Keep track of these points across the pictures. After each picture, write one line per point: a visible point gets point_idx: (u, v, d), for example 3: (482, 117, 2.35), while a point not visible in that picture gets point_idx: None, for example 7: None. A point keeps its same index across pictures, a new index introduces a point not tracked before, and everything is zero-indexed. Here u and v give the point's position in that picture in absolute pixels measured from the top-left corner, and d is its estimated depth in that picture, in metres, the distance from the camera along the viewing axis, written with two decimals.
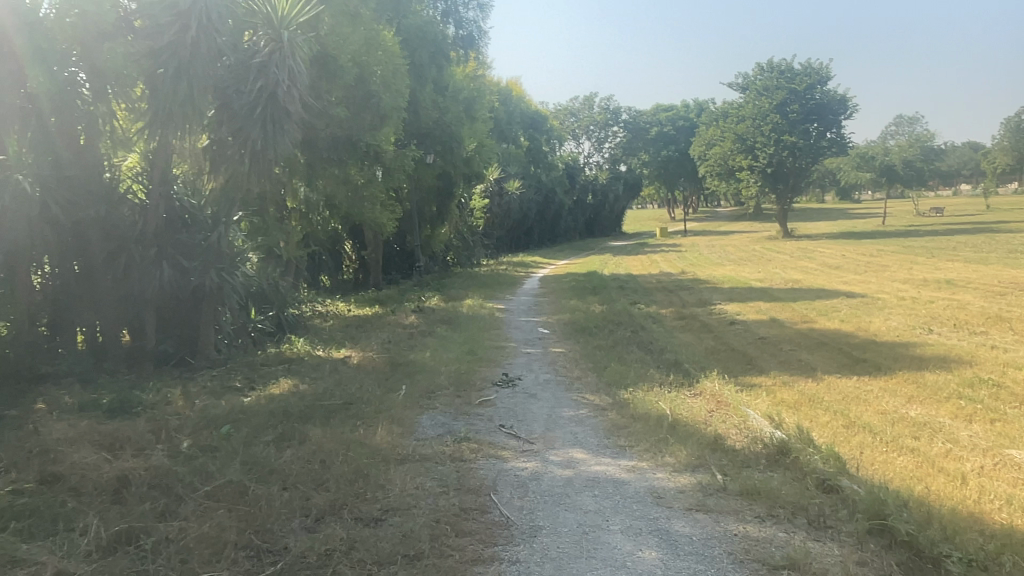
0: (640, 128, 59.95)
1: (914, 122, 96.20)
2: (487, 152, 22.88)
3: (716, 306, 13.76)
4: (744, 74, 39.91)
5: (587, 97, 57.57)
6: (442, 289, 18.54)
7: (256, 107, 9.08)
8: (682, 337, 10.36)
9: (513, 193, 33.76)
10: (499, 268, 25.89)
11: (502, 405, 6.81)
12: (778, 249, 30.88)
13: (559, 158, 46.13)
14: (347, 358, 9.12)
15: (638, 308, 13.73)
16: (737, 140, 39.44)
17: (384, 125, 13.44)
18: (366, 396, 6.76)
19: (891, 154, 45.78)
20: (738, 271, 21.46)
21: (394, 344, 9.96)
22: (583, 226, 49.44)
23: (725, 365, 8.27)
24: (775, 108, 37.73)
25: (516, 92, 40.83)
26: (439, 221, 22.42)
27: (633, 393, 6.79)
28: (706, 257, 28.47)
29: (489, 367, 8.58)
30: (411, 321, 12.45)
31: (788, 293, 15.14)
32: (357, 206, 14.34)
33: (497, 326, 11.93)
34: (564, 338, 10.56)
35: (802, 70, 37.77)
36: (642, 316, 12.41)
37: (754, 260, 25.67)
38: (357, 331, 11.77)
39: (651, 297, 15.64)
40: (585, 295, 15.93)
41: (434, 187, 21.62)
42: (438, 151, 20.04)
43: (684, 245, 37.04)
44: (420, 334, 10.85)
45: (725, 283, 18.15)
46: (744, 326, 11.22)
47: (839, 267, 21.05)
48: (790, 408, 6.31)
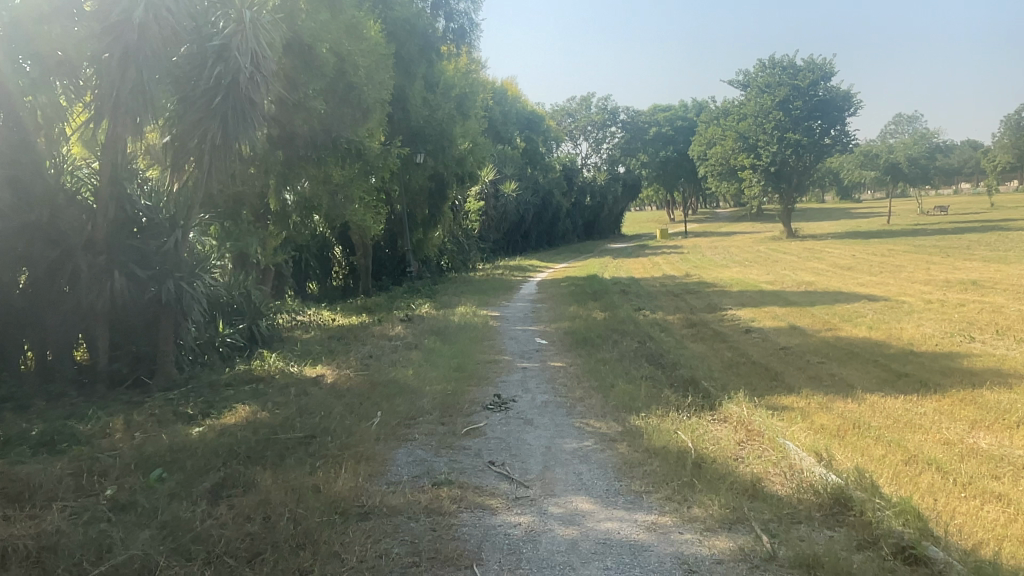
0: (638, 128, 58.99)
1: (914, 121, 95.37)
2: (481, 152, 21.89)
3: (727, 312, 12.76)
4: (745, 71, 39.01)
5: (583, 97, 56.57)
6: (434, 295, 17.53)
7: (216, 98, 8.10)
8: (694, 348, 9.36)
9: (510, 195, 32.76)
10: (495, 272, 24.88)
11: (493, 435, 5.81)
12: (783, 249, 29.88)
13: (557, 159, 45.12)
14: (322, 377, 8.12)
15: (644, 314, 12.73)
16: (740, 138, 38.63)
17: (366, 119, 12.45)
18: (333, 426, 5.75)
19: (895, 151, 44.80)
20: (746, 273, 20.48)
21: (376, 359, 8.97)
22: (581, 228, 48.43)
23: (747, 381, 7.28)
24: (778, 106, 36.79)
25: (512, 92, 39.90)
26: (432, 224, 21.39)
27: (646, 418, 5.81)
28: (709, 259, 27.45)
29: (480, 386, 7.59)
30: (399, 332, 11.46)
31: (803, 296, 14.16)
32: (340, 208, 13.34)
33: (491, 337, 10.93)
34: (563, 350, 9.55)
35: (804, 66, 36.82)
36: (648, 324, 11.40)
37: (760, 262, 24.67)
38: (338, 344, 10.77)
39: (656, 302, 14.64)
40: (586, 301, 14.91)
41: (425, 188, 20.61)
42: (429, 150, 19.07)
43: (686, 246, 36.01)
44: (406, 348, 9.85)
45: (733, 287, 17.16)
46: (762, 334, 10.23)
47: (851, 268, 20.07)
48: (833, 438, 5.32)
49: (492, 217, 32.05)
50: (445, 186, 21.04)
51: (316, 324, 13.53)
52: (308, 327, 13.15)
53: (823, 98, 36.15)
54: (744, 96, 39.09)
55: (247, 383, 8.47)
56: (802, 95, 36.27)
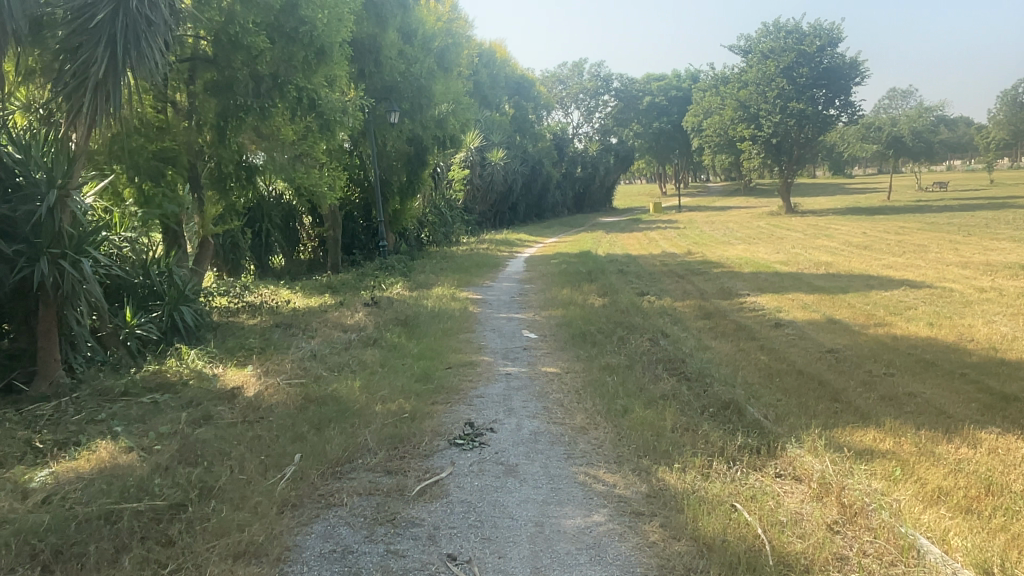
0: (632, 96, 56.73)
1: (908, 97, 93.46)
2: (465, 115, 19.88)
3: (745, 299, 10.96)
4: (747, 35, 36.95)
5: (575, 62, 54.18)
6: (408, 273, 15.59)
7: (97, 15, 6.07)
8: (719, 349, 7.51)
9: (497, 164, 30.64)
10: (480, 247, 22.93)
11: (458, 497, 3.96)
12: (786, 225, 28.04)
13: (547, 128, 42.94)
14: (242, 387, 6.23)
15: (649, 301, 10.90)
16: (740, 107, 36.65)
17: (324, 63, 10.45)
18: (218, 485, 3.87)
19: (899, 124, 42.84)
20: (753, 252, 18.68)
21: (319, 359, 7.10)
22: (571, 201, 46.44)
23: (802, 404, 5.46)
24: (781, 73, 34.77)
25: (501, 55, 37.67)
26: (409, 193, 19.39)
27: (683, 475, 3.99)
28: (709, 235, 25.61)
29: (448, 405, 5.72)
30: (359, 319, 9.56)
31: (829, 280, 12.36)
32: (294, 169, 11.36)
33: (469, 328, 9.08)
34: (556, 348, 7.70)
35: (811, 31, 34.73)
36: (656, 314, 9.55)
37: (765, 238, 22.87)
38: (282, 336, 8.85)
39: (660, 285, 12.79)
40: (581, 283, 13.02)
41: (401, 153, 18.56)
42: (405, 108, 17.05)
43: (682, 221, 34.14)
44: (361, 343, 7.97)
45: (744, 267, 15.36)
46: (798, 330, 8.40)
47: (869, 248, 18.28)
48: (969, 518, 3.54)
49: (478, 186, 29.97)
50: (424, 151, 19.01)
51: (267, 308, 11.58)
52: (256, 312, 11.20)
53: (829, 65, 34.18)
54: (746, 62, 37.03)
55: (149, 392, 6.56)
56: (808, 61, 34.27)
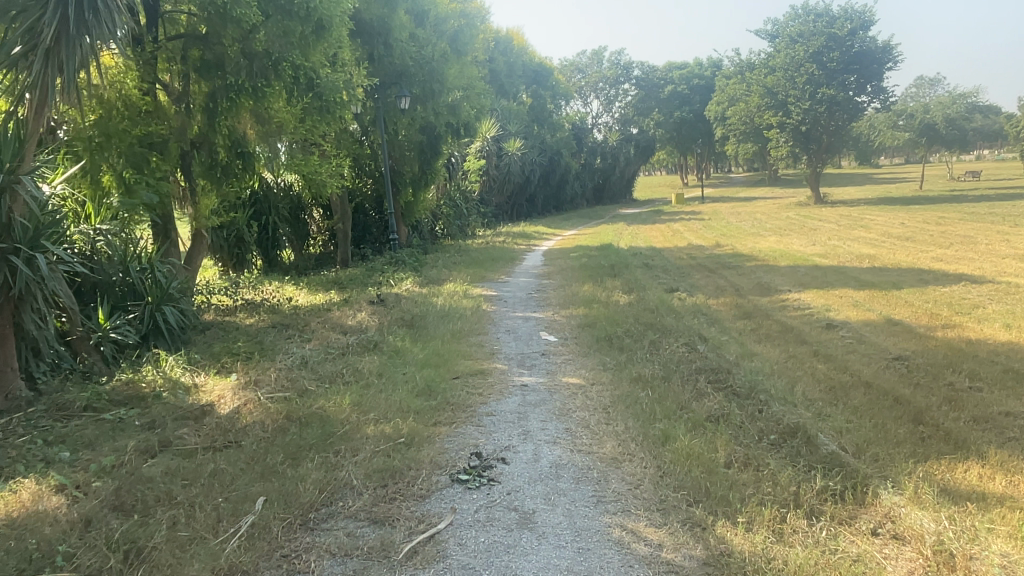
0: (652, 85, 55.45)
1: (937, 85, 91.04)
2: (480, 102, 18.98)
3: (785, 296, 9.99)
4: (774, 19, 35.61)
5: (595, 50, 52.94)
6: (420, 267, 14.75)
7: None
8: (766, 356, 6.57)
9: (515, 154, 29.74)
10: (496, 240, 22.05)
11: (459, 560, 3.07)
12: (817, 216, 26.85)
13: (566, 118, 41.92)
14: (218, 402, 5.40)
15: (679, 298, 9.97)
16: (767, 94, 35.37)
17: (324, 40, 9.59)
18: (149, 547, 3.01)
19: (932, 111, 41.25)
20: (786, 244, 17.63)
21: (310, 368, 6.26)
22: (591, 192, 45.41)
23: (878, 429, 4.53)
24: (810, 58, 33.48)
25: (518, 43, 36.75)
26: (422, 184, 18.55)
27: (750, 535, 3.09)
28: (737, 226, 24.55)
29: (453, 426, 4.85)
30: (361, 319, 8.72)
31: (875, 275, 11.32)
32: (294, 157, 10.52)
33: (481, 329, 8.21)
34: (579, 354, 6.81)
35: (841, 14, 33.35)
36: (689, 314, 8.61)
37: (797, 230, 21.79)
38: (277, 339, 8.03)
39: (690, 280, 11.85)
40: (604, 278, 12.10)
41: (414, 141, 17.70)
42: (416, 94, 16.18)
43: (706, 212, 32.97)
44: (360, 347, 7.13)
45: (779, 260, 14.35)
46: (854, 332, 7.43)
47: (910, 239, 17.17)
48: None
49: (494, 177, 29.05)
50: (438, 139, 18.13)
51: (267, 306, 10.78)
52: (254, 311, 10.40)
53: (861, 49, 32.87)
54: (773, 47, 35.74)
55: (116, 407, 5.75)
56: (839, 46, 32.90)
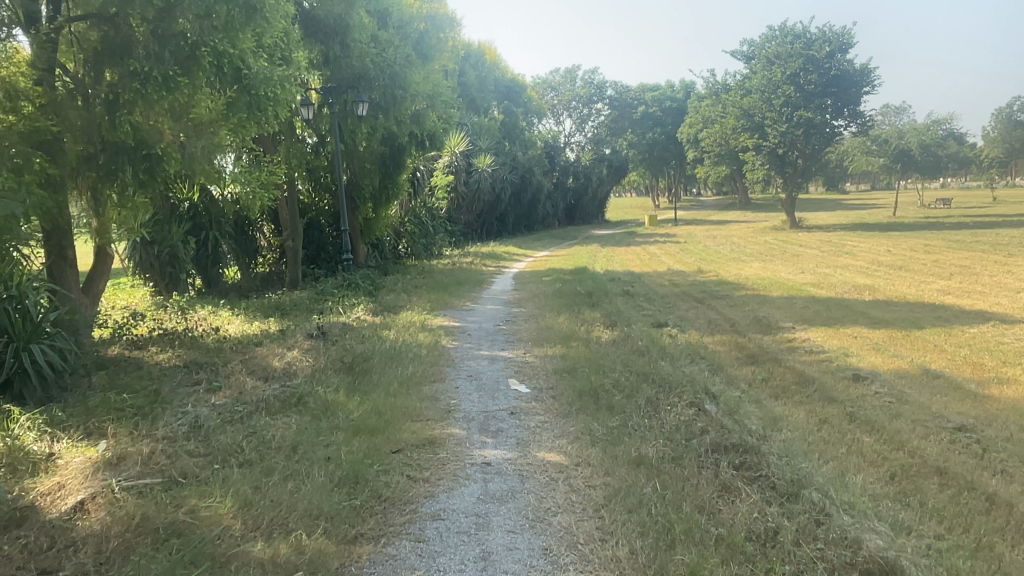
0: (626, 105, 54.81)
1: (902, 113, 92.31)
2: (449, 113, 17.62)
3: (790, 333, 8.71)
4: (751, 40, 34.93)
5: (568, 68, 51.96)
6: (376, 290, 13.23)
7: None
8: (793, 421, 5.23)
9: (484, 170, 28.40)
10: (463, 261, 20.57)
11: None
12: (797, 240, 25.92)
13: (538, 135, 40.84)
14: (53, 498, 3.83)
15: (670, 334, 8.62)
16: (744, 116, 34.55)
17: (259, 25, 8.11)
18: None
19: (906, 137, 40.97)
20: (773, 270, 16.50)
21: (203, 436, 4.70)
22: (563, 212, 44.26)
23: (989, 557, 3.19)
24: (787, 80, 32.80)
25: (490, 57, 35.65)
26: (383, 199, 17.10)
27: None
28: (715, 250, 23.49)
29: (381, 544, 3.36)
30: (292, 358, 7.17)
31: (884, 310, 10.10)
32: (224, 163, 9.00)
33: (438, 374, 6.76)
34: (557, 415, 5.38)
35: (819, 36, 32.74)
36: (686, 357, 7.22)
37: (780, 255, 20.73)
38: (182, 386, 6.43)
39: (678, 312, 10.53)
40: (581, 308, 10.71)
41: (374, 152, 16.22)
42: (376, 100, 14.78)
43: (680, 235, 31.92)
44: (280, 401, 5.61)
45: (770, 288, 13.14)
46: (888, 387, 6.15)
47: (903, 268, 16.11)
48: None
49: (463, 193, 27.61)
50: (400, 151, 16.68)
51: (188, 338, 9.14)
52: (170, 345, 8.76)
53: (838, 72, 32.21)
54: (750, 68, 35.06)
55: None
56: (817, 68, 32.20)
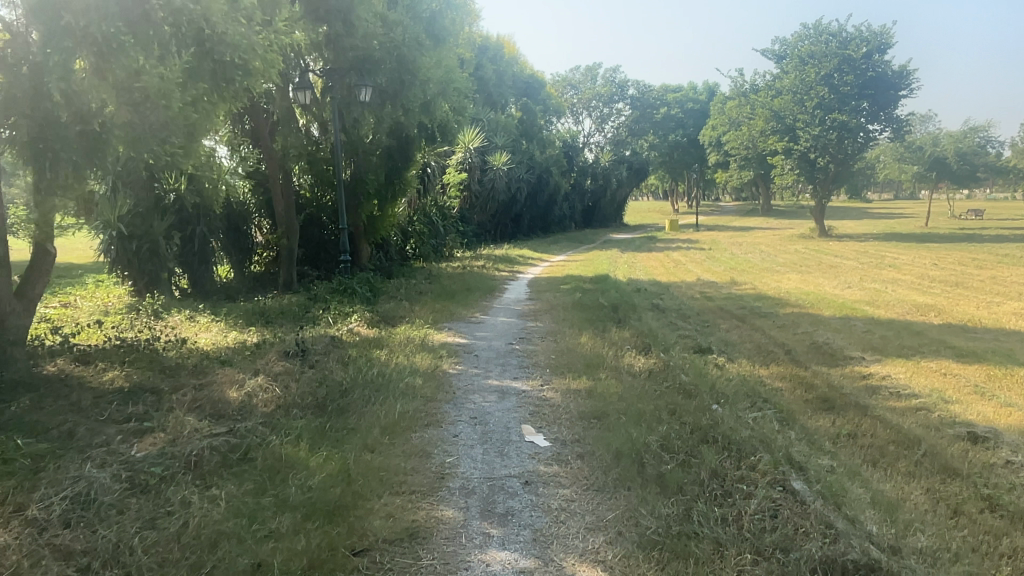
0: (647, 105, 53.19)
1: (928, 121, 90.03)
2: (462, 104, 16.25)
3: (862, 367, 7.24)
4: (783, 38, 33.30)
5: (588, 66, 50.45)
6: (375, 296, 11.85)
7: None
8: (918, 511, 3.78)
9: (500, 168, 26.99)
10: (474, 264, 19.18)
11: None
12: (831, 250, 24.31)
13: (556, 134, 39.39)
14: None
15: (716, 364, 7.17)
16: (774, 117, 32.89)
17: None
18: None
19: (943, 144, 39.15)
20: (815, 283, 14.98)
21: (90, 520, 3.31)
22: (580, 215, 42.76)
23: None
24: (821, 80, 31.14)
25: (508, 51, 34.25)
26: (388, 195, 15.73)
27: None
28: (744, 258, 21.97)
29: None
30: (255, 387, 5.76)
31: (964, 338, 8.61)
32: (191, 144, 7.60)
33: (433, 415, 5.34)
34: (588, 491, 3.92)
35: (856, 34, 31.05)
36: (745, 401, 5.77)
37: (817, 266, 19.17)
38: (106, 424, 5.01)
39: (721, 334, 9.07)
40: (607, 326, 9.24)
41: (380, 144, 14.88)
42: (383, 85, 13.37)
43: (705, 241, 30.34)
44: (218, 456, 4.20)
45: (819, 306, 11.64)
46: (1021, 454, 4.70)
47: (959, 285, 14.56)
48: None
49: (476, 192, 26.24)
50: (409, 144, 15.32)
51: (146, 352, 7.74)
52: (123, 362, 7.35)
53: (876, 73, 30.51)
54: (781, 68, 33.42)
55: None
56: (853, 69, 30.53)
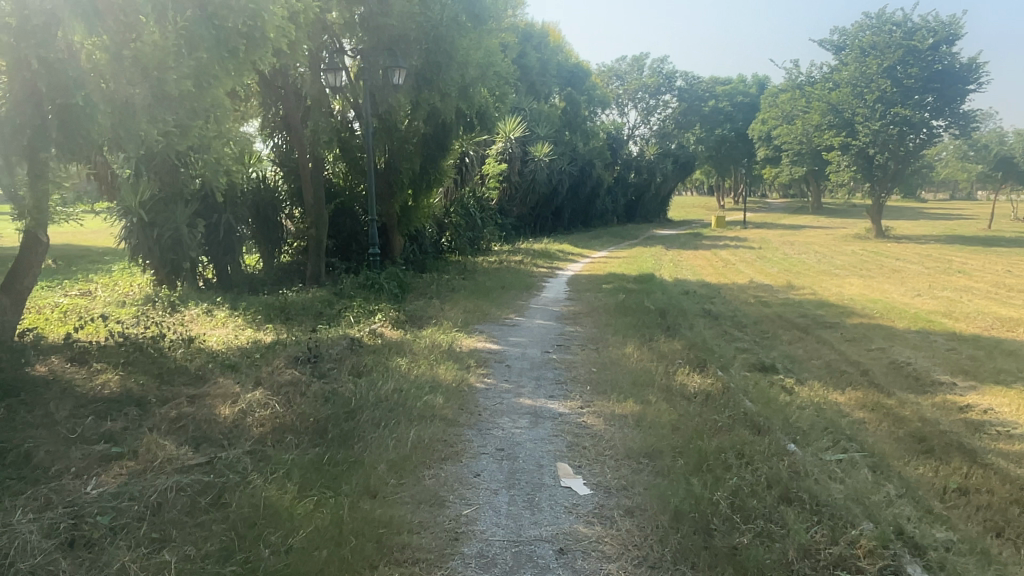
0: (696, 97, 51.46)
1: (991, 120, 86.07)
2: (503, 90, 15.37)
3: (957, 396, 6.20)
4: (842, 28, 31.63)
5: (636, 55, 49.02)
6: (403, 293, 11.09)
7: None
8: None
9: (541, 159, 26.07)
10: (511, 259, 18.34)
11: None
12: (891, 253, 22.84)
13: (600, 126, 38.28)
14: None
15: (785, 387, 6.22)
16: (831, 111, 31.28)
17: None
18: None
19: (1011, 143, 36.93)
20: (880, 290, 13.77)
21: None
22: (622, 209, 41.57)
23: None
24: (883, 73, 29.44)
25: (553, 39, 33.26)
26: (423, 185, 14.96)
27: None
28: (798, 259, 20.71)
29: None
30: (252, 402, 5.01)
31: None
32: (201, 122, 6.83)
33: (452, 446, 4.52)
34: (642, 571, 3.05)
35: (923, 24, 29.26)
36: (826, 440, 4.82)
37: (879, 270, 17.85)
38: (72, 446, 4.29)
39: (784, 347, 8.09)
40: (655, 335, 8.31)
41: (415, 131, 14.11)
42: (419, 68, 12.57)
43: (753, 240, 28.99)
44: (185, 501, 3.43)
45: (890, 317, 10.51)
46: None
47: None
48: None
49: (515, 183, 25.40)
50: (446, 132, 14.52)
51: (149, 352, 7.09)
52: (121, 364, 6.70)
53: (944, 66, 28.69)
54: (840, 59, 31.75)
55: None
56: (918, 61, 28.76)
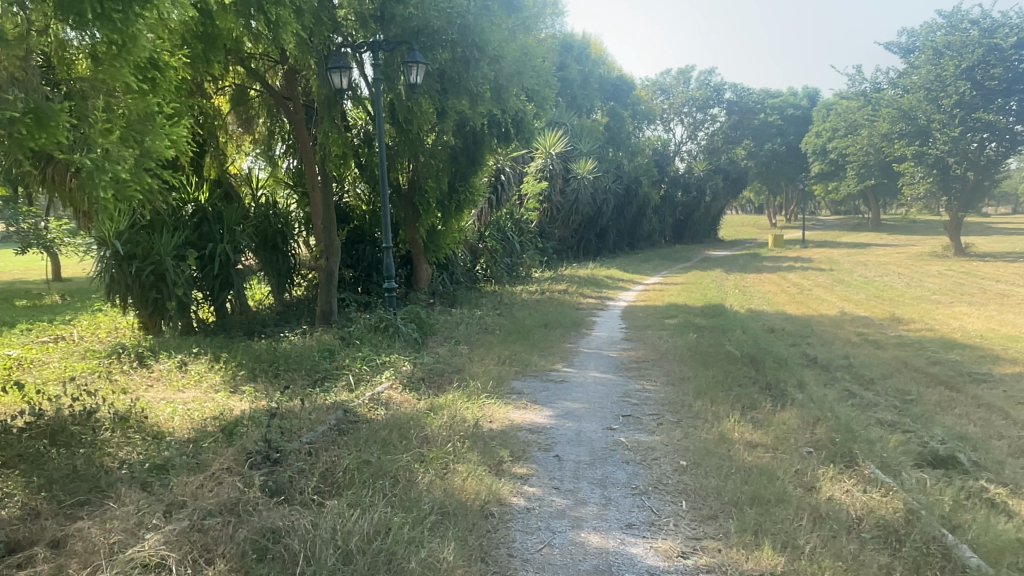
0: (747, 110, 48.77)
1: None
2: (543, 95, 13.34)
3: None
4: (912, 28, 28.99)
5: (681, 68, 46.71)
6: (425, 339, 9.06)
7: None
8: None
9: (585, 177, 23.92)
10: (554, 288, 16.23)
11: None
12: (987, 274, 20.06)
13: (646, 142, 36.04)
14: None
15: (994, 506, 3.98)
16: (903, 118, 28.59)
17: None
18: None
19: None
20: (1010, 323, 11.26)
21: None
22: (669, 230, 39.10)
23: None
24: (961, 75, 26.65)
25: (594, 50, 31.24)
26: (452, 206, 13.00)
27: None
28: (882, 283, 18.15)
29: None
30: (132, 565, 2.97)
31: None
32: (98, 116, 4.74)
33: None
34: None
35: (1004, 20, 26.47)
36: None
37: (987, 295, 15.24)
38: None
39: (943, 418, 5.81)
40: (757, 402, 6.08)
41: (442, 145, 12.17)
42: (447, 64, 10.67)
43: (820, 260, 26.32)
44: None
45: None
46: None
47: None
48: None
49: (557, 202, 23.29)
50: (477, 144, 12.57)
51: (62, 439, 5.09)
52: (14, 462, 4.72)
53: None
54: (910, 62, 29.06)
55: None
56: (1001, 60, 25.89)
